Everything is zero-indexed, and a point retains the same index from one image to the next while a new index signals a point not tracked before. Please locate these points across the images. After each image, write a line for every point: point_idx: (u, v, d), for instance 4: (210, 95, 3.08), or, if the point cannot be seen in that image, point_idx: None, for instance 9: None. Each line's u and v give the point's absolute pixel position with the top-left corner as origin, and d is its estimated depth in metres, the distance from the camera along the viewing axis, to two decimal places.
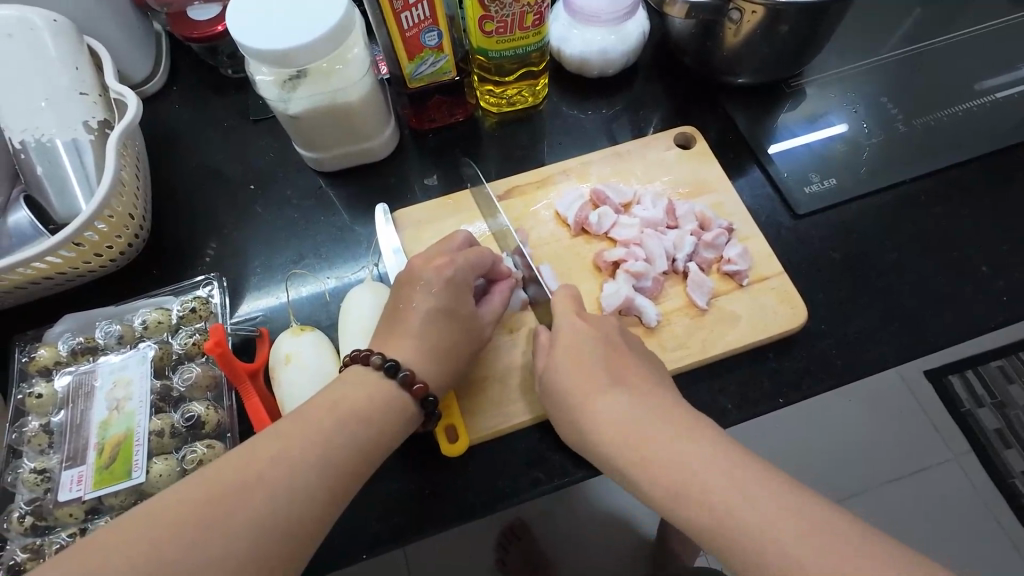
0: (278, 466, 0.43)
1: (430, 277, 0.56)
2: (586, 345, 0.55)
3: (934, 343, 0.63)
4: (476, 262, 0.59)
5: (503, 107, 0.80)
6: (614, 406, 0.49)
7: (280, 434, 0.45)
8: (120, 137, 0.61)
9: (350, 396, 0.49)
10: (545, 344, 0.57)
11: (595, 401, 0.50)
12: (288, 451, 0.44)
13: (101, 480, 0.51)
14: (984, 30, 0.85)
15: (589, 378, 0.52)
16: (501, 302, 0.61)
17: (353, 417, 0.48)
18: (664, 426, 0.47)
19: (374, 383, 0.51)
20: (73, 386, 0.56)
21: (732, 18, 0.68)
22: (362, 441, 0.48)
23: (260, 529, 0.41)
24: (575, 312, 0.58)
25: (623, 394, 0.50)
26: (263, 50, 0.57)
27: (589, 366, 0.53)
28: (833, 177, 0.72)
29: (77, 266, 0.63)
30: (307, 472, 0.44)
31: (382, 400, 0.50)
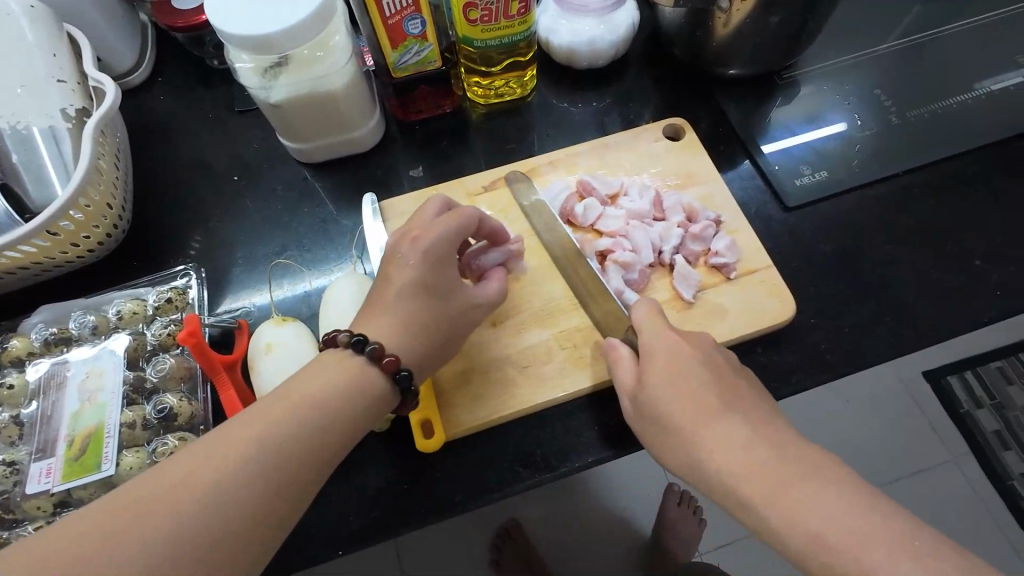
0: (223, 459, 0.41)
1: (407, 249, 0.54)
2: (681, 359, 0.51)
3: (926, 338, 0.62)
4: (462, 225, 0.56)
5: (491, 98, 0.79)
6: (711, 409, 0.48)
7: (222, 433, 0.43)
8: (97, 125, 0.60)
9: (312, 382, 0.47)
10: (626, 360, 0.54)
11: (686, 398, 0.49)
12: (228, 452, 0.41)
13: (70, 472, 0.50)
14: (981, 22, 0.83)
15: (700, 412, 0.48)
16: (497, 282, 0.59)
17: (306, 411, 0.45)
18: (745, 435, 0.46)
19: (336, 367, 0.48)
20: (45, 377, 0.55)
21: (720, 6, 0.67)
22: (320, 428, 0.45)
23: (188, 534, 0.38)
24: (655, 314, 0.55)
25: (717, 399, 0.48)
26: (241, 37, 0.56)
27: (679, 366, 0.51)
28: (824, 170, 0.71)
29: (53, 256, 0.62)
30: (248, 475, 0.41)
31: (345, 382, 0.48)
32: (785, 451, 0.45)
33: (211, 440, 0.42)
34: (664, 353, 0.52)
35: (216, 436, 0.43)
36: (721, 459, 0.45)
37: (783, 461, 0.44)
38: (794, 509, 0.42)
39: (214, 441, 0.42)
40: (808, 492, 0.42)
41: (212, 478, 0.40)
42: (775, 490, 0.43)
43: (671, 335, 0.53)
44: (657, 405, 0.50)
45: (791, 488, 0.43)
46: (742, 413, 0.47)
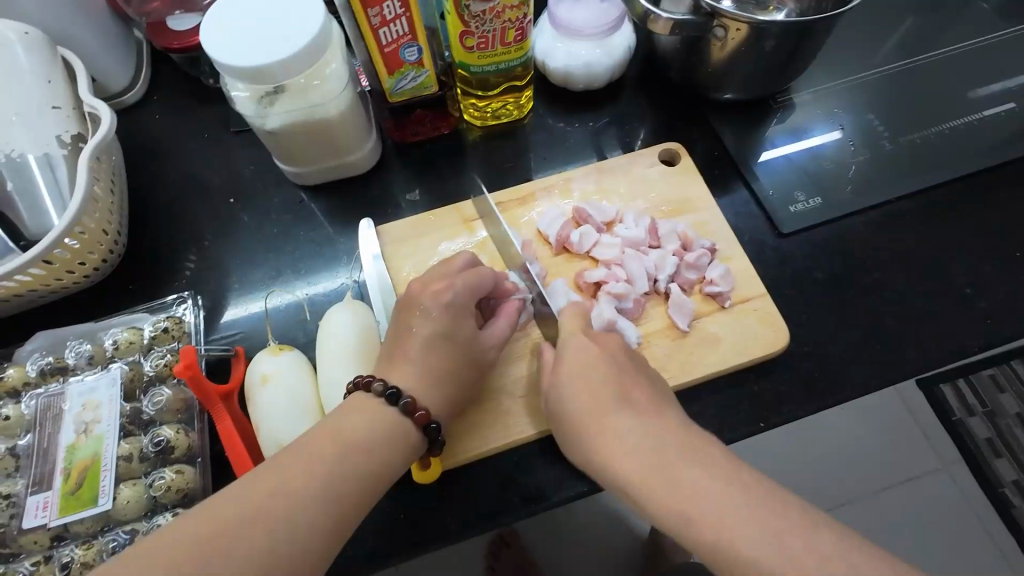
0: (280, 499, 0.42)
1: (429, 303, 0.55)
2: (596, 372, 0.51)
3: (916, 366, 0.62)
4: (477, 283, 0.58)
5: (487, 120, 0.79)
6: (627, 425, 0.47)
7: (280, 468, 0.44)
8: (92, 152, 0.59)
9: (353, 423, 0.48)
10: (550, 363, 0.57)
11: (603, 419, 0.48)
12: (293, 487, 0.42)
13: (67, 506, 0.50)
14: (973, 45, 0.84)
15: (595, 407, 0.49)
16: (507, 326, 0.59)
17: (355, 451, 0.46)
18: (665, 448, 0.44)
19: (374, 410, 0.49)
20: (41, 409, 0.55)
21: (716, 34, 0.67)
22: (366, 466, 0.46)
23: (263, 564, 0.39)
24: (579, 327, 0.56)
25: (617, 396, 0.49)
26: (238, 67, 0.56)
27: (598, 383, 0.50)
28: (818, 195, 0.72)
29: (49, 283, 0.62)
30: (312, 510, 0.42)
31: (385, 427, 0.49)
32: (703, 455, 0.44)
33: (270, 474, 0.43)
34: (573, 370, 0.52)
35: (269, 473, 0.43)
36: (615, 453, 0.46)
37: (704, 466, 0.43)
38: (723, 515, 0.40)
39: (268, 480, 0.42)
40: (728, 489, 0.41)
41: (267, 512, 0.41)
42: (699, 496, 0.41)
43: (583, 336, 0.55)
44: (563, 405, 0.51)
45: (715, 496, 0.41)
46: (649, 415, 0.47)
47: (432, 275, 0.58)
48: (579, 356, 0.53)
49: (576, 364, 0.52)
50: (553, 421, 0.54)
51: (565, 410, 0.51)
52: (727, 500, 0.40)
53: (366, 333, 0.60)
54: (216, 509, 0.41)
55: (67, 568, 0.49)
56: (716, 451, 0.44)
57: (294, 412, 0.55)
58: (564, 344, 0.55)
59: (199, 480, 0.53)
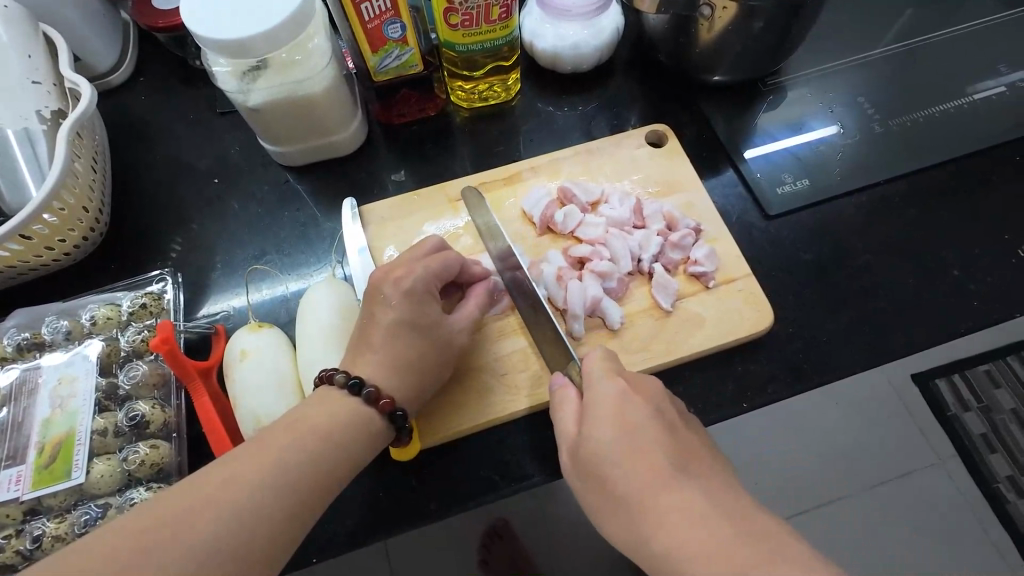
0: (229, 485, 0.41)
1: (389, 291, 0.54)
2: (644, 431, 0.45)
3: (903, 349, 0.62)
4: (440, 268, 0.57)
5: (475, 102, 0.78)
6: (684, 500, 0.41)
7: (230, 458, 0.43)
8: (71, 127, 0.59)
9: (313, 415, 0.48)
10: (569, 400, 0.51)
11: (660, 492, 0.41)
12: (240, 476, 0.42)
13: (39, 480, 0.50)
14: (965, 31, 0.84)
15: (649, 468, 0.43)
16: (476, 307, 0.58)
17: (310, 437, 0.46)
18: (731, 535, 0.38)
19: (337, 401, 0.49)
20: (16, 383, 0.54)
21: (703, 14, 0.67)
22: (327, 454, 0.46)
23: (210, 550, 0.39)
24: (614, 370, 0.50)
25: (679, 474, 0.42)
26: (216, 40, 0.55)
27: (647, 441, 0.44)
28: (807, 178, 0.71)
29: (27, 259, 0.62)
30: (261, 498, 0.42)
31: (346, 416, 0.48)
32: (773, 545, 0.38)
33: (226, 463, 0.43)
34: (615, 425, 0.46)
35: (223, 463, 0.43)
36: (671, 529, 0.40)
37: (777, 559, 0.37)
38: None
39: (220, 469, 0.42)
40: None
41: (215, 496, 0.41)
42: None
43: (620, 380, 0.49)
44: (597, 458, 0.45)
45: None
46: (713, 494, 0.41)
47: (397, 262, 0.57)
48: (632, 416, 0.46)
49: (615, 412, 0.47)
50: (581, 480, 0.46)
51: (603, 469, 0.44)
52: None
53: (344, 311, 0.59)
54: (161, 503, 0.40)
55: (39, 541, 0.49)
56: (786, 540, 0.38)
57: (269, 390, 0.54)
58: (597, 391, 0.49)
59: (174, 455, 0.52)
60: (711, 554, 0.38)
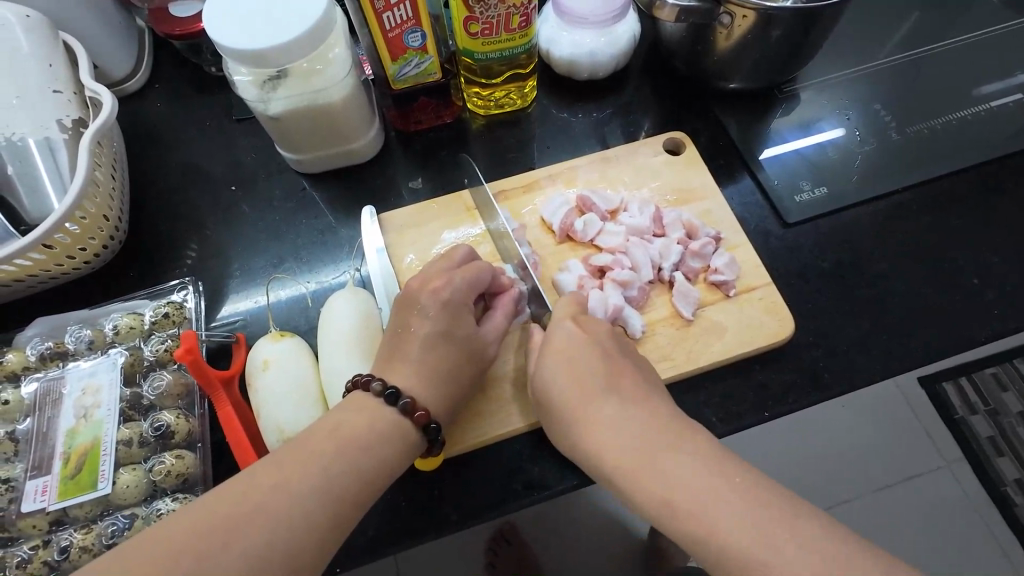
0: (276, 495, 0.41)
1: (425, 301, 0.55)
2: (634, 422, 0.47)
3: (923, 356, 0.62)
4: (475, 279, 0.57)
5: (491, 108, 0.78)
6: (683, 465, 0.43)
7: (276, 462, 0.44)
8: (94, 136, 0.59)
9: (353, 421, 0.48)
10: (538, 343, 0.58)
11: (589, 411, 0.49)
12: (288, 482, 0.42)
13: (66, 491, 0.50)
14: (979, 36, 0.84)
15: (584, 384, 0.50)
16: (504, 319, 0.58)
17: (353, 446, 0.46)
18: (649, 435, 0.46)
19: (375, 409, 0.49)
20: (40, 393, 0.54)
21: (722, 22, 0.67)
22: (368, 463, 0.46)
23: (259, 558, 0.39)
24: (603, 371, 0.51)
25: (616, 399, 0.49)
26: (239, 50, 0.55)
27: (640, 429, 0.46)
28: (824, 185, 0.71)
29: (49, 268, 0.62)
30: (309, 502, 0.42)
31: (384, 424, 0.48)
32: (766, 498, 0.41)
33: (272, 469, 0.43)
34: (604, 420, 0.48)
35: (270, 468, 0.43)
36: (598, 438, 0.48)
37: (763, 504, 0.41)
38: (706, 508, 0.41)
39: (267, 476, 0.42)
40: (806, 555, 0.38)
41: (262, 506, 0.41)
42: (670, 475, 0.43)
43: (570, 322, 0.56)
44: (543, 383, 0.53)
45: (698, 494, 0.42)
46: (638, 405, 0.48)
47: (432, 270, 0.58)
48: (583, 361, 0.52)
49: (563, 350, 0.54)
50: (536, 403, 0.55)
51: (607, 460, 0.47)
52: (717, 504, 0.41)
53: (366, 320, 0.59)
54: (214, 505, 0.41)
55: (66, 552, 0.49)
56: (781, 496, 0.41)
57: (292, 398, 0.55)
58: (588, 398, 0.50)
59: (199, 465, 0.52)
60: (631, 454, 0.46)
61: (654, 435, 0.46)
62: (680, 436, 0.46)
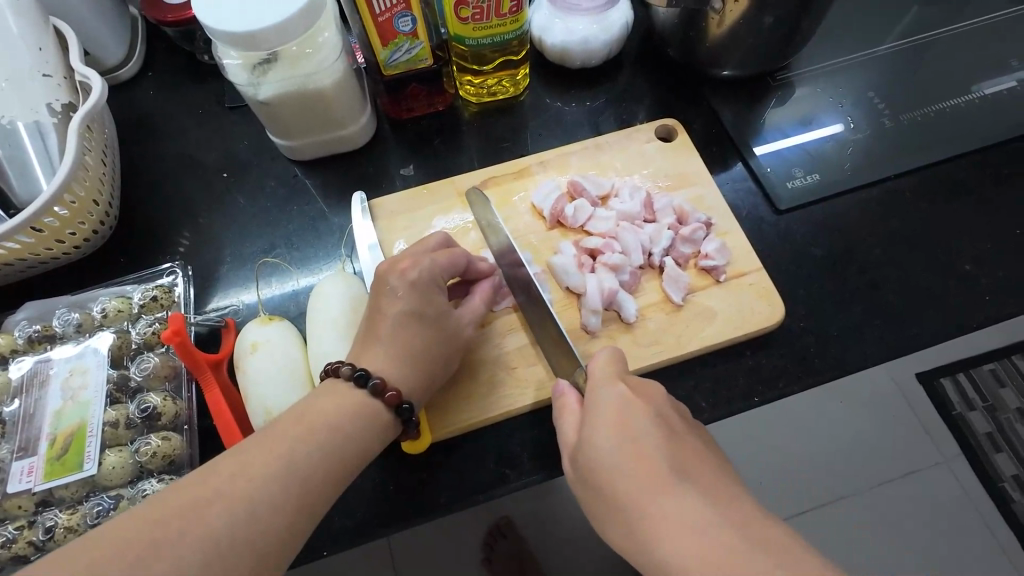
0: (237, 480, 0.41)
1: (394, 282, 0.54)
2: (646, 436, 0.44)
3: (915, 342, 0.62)
4: (445, 263, 0.57)
5: (483, 96, 0.78)
6: (689, 509, 0.39)
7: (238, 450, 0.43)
8: (83, 119, 0.59)
9: (321, 406, 0.47)
10: (572, 412, 0.50)
11: (660, 496, 0.40)
12: (251, 468, 0.41)
13: (51, 472, 0.50)
14: (975, 25, 0.83)
15: (646, 467, 0.42)
16: (480, 304, 0.59)
17: (320, 430, 0.46)
18: (738, 538, 0.37)
19: (345, 394, 0.49)
20: (28, 375, 0.54)
21: (714, 7, 0.66)
22: (336, 446, 0.46)
23: (215, 544, 0.38)
24: (617, 376, 0.50)
25: (689, 488, 0.40)
26: (227, 33, 0.55)
27: (647, 449, 0.43)
28: (817, 173, 0.71)
29: (38, 252, 0.62)
30: (273, 489, 0.41)
31: (353, 407, 0.48)
32: (792, 560, 0.36)
33: (232, 457, 0.42)
34: (613, 428, 0.45)
35: (232, 457, 0.42)
36: (672, 535, 0.38)
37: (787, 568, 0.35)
38: None
39: (228, 464, 0.42)
40: None
41: (221, 492, 0.40)
42: None
43: (622, 386, 0.48)
44: (595, 457, 0.44)
45: None
46: (718, 501, 0.40)
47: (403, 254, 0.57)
48: (643, 438, 0.44)
49: (615, 421, 0.46)
50: (582, 485, 0.46)
51: (605, 475, 0.43)
52: None
53: (354, 304, 0.59)
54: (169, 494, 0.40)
55: (51, 533, 0.49)
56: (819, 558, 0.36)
57: (282, 381, 0.54)
58: (597, 399, 0.48)
59: (185, 448, 0.52)
60: (717, 553, 0.36)
61: (749, 537, 0.37)
62: (758, 526, 0.38)
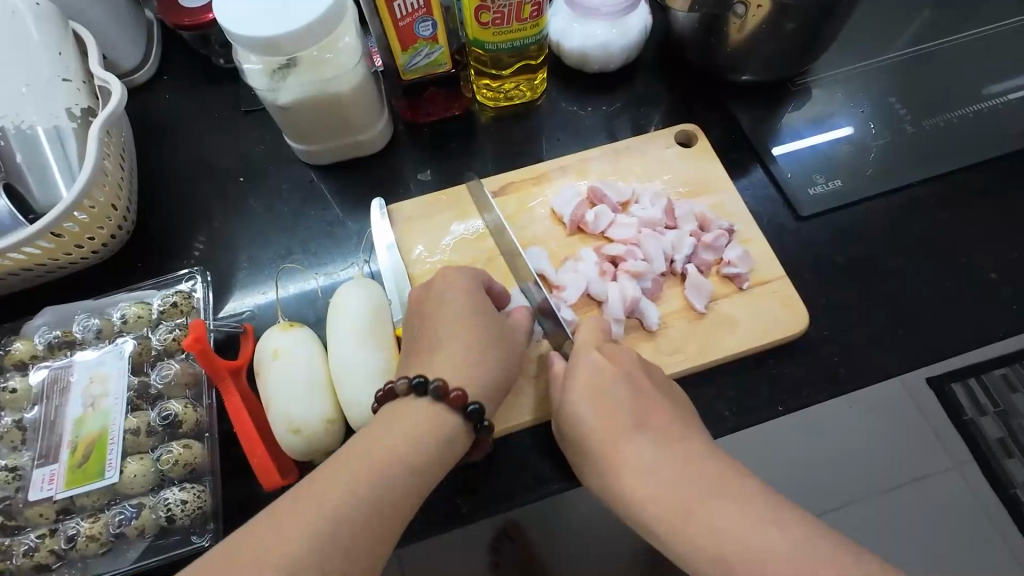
0: (348, 490, 0.41)
1: (434, 297, 0.55)
2: (613, 394, 0.49)
3: (939, 351, 0.61)
4: (471, 276, 0.57)
5: (501, 101, 0.78)
6: (593, 383, 0.50)
7: (336, 464, 0.43)
8: (104, 124, 0.59)
9: (408, 415, 0.48)
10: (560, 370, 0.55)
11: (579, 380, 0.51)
12: (357, 477, 0.42)
13: (73, 480, 0.49)
14: (994, 29, 0.83)
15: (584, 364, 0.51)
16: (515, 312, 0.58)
17: (411, 442, 0.46)
18: (622, 411, 0.47)
19: (426, 405, 0.48)
20: (48, 381, 0.54)
21: (736, 12, 0.66)
22: (427, 455, 0.46)
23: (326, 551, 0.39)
24: (597, 339, 0.54)
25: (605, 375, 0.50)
26: (250, 38, 0.55)
27: (615, 405, 0.48)
28: (838, 179, 0.70)
29: (57, 257, 0.61)
30: (372, 510, 0.42)
31: (436, 418, 0.48)
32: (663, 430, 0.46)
33: (337, 468, 0.43)
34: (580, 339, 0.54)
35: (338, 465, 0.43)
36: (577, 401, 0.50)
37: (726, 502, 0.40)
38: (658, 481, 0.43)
39: (341, 474, 0.42)
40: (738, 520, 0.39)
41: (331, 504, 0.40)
42: (637, 452, 0.45)
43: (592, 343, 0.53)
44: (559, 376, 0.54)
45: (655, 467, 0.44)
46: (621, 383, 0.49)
47: (433, 262, 0.59)
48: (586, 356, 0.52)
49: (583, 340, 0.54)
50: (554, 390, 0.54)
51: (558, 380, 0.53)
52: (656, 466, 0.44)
53: (376, 312, 0.59)
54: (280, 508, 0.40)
55: (73, 541, 0.48)
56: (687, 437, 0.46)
57: (304, 389, 0.54)
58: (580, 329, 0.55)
59: (207, 455, 0.52)
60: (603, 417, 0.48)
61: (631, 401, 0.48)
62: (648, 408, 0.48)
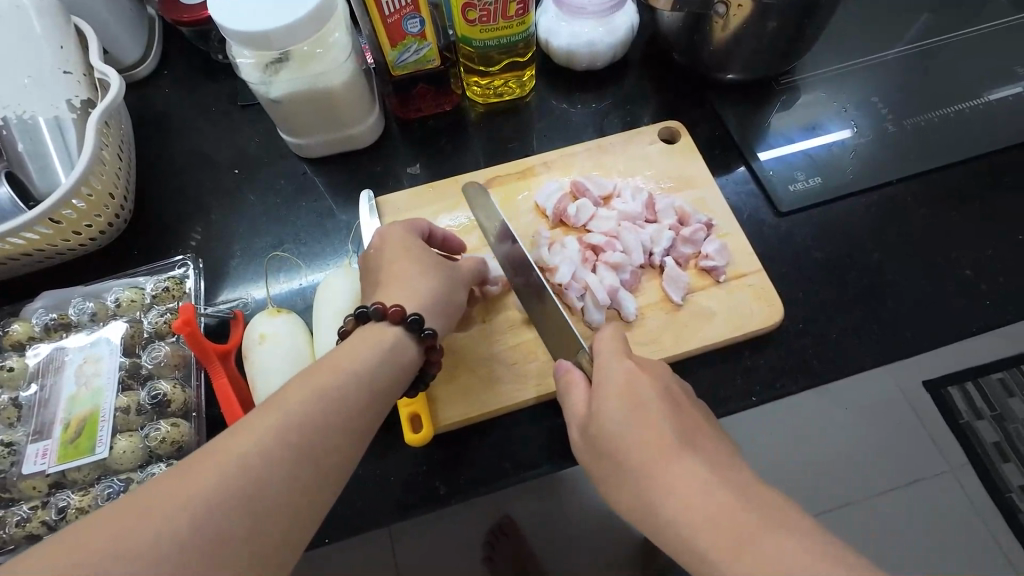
0: (257, 456, 0.38)
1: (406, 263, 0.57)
2: (646, 396, 0.45)
3: (914, 346, 0.62)
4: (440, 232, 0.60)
5: (490, 97, 0.79)
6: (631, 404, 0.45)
7: (270, 433, 0.39)
8: (101, 114, 0.61)
9: (355, 355, 0.47)
10: (579, 383, 0.50)
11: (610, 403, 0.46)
12: (271, 446, 0.38)
13: (65, 454, 0.52)
14: (981, 32, 0.83)
15: (630, 387, 0.46)
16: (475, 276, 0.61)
17: (352, 387, 0.44)
18: (662, 435, 0.42)
19: (373, 353, 0.48)
20: (44, 361, 0.56)
21: (718, 12, 0.67)
22: (361, 404, 0.44)
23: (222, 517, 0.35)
24: (625, 354, 0.49)
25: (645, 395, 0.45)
26: (242, 33, 0.57)
27: (651, 413, 0.44)
28: (818, 176, 0.72)
29: (55, 243, 0.64)
30: (290, 492, 0.38)
31: (381, 363, 0.48)
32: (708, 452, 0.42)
33: (257, 417, 0.40)
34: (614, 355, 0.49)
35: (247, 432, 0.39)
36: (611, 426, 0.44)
37: (804, 542, 0.35)
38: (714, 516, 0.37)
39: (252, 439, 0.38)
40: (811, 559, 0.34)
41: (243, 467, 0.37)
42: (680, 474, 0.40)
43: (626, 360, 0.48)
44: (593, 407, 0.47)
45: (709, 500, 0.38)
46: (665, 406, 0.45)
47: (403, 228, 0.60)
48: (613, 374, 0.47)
49: (615, 348, 0.50)
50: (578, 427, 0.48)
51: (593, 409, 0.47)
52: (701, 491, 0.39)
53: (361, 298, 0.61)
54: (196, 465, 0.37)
55: (64, 513, 0.50)
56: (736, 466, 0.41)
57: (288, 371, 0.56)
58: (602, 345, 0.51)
59: (193, 434, 0.54)
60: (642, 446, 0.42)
61: (676, 417, 0.44)
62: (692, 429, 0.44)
